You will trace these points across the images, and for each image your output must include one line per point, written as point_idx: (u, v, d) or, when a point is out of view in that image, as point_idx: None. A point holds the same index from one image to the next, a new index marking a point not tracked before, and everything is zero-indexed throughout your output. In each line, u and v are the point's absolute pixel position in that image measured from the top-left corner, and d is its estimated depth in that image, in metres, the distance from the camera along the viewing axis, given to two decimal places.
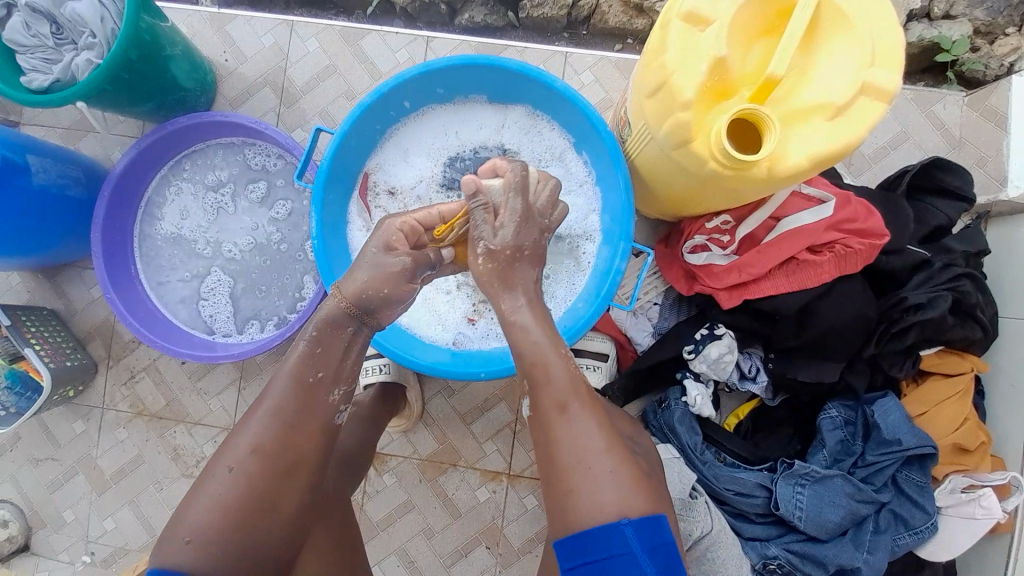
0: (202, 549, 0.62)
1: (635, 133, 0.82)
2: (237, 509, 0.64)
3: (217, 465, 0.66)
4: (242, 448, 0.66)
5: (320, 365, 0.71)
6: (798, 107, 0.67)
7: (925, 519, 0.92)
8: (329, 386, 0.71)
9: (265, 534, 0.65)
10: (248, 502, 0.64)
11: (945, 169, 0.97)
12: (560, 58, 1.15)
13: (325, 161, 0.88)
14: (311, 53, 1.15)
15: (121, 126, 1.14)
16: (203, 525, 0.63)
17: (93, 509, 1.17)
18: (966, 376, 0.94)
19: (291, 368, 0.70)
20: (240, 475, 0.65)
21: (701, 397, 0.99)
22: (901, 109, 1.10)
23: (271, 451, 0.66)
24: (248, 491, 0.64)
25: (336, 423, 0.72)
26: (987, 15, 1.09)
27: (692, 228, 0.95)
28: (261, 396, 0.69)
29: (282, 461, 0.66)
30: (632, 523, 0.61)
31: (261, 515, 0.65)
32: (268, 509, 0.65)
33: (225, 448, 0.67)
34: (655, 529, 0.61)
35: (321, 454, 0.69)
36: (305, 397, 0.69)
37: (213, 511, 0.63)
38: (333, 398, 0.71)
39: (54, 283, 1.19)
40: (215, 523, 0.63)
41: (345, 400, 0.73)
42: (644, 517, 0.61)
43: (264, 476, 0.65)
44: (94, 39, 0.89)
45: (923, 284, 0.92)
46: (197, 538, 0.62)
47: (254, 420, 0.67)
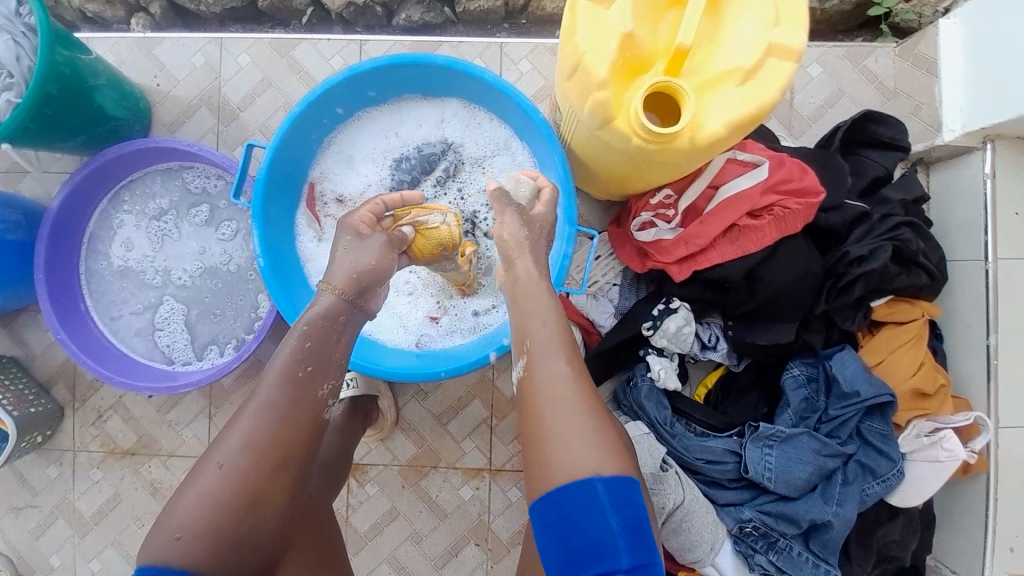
0: (193, 547, 0.60)
1: (565, 116, 0.82)
2: (223, 508, 0.62)
3: (206, 463, 0.64)
4: (234, 444, 0.64)
5: (310, 359, 0.70)
6: (711, 75, 0.67)
7: (890, 466, 0.94)
8: (318, 381, 0.70)
9: (255, 531, 0.63)
10: (233, 502, 0.62)
11: (876, 121, 0.98)
12: (495, 48, 1.13)
13: (261, 172, 0.87)
14: (243, 68, 1.13)
15: (57, 164, 1.12)
16: (194, 523, 0.61)
17: (77, 552, 1.16)
18: (918, 321, 0.96)
19: (279, 368, 0.68)
20: (230, 472, 0.63)
21: (665, 370, 1.01)
22: (837, 65, 1.11)
23: (262, 449, 0.64)
24: (235, 490, 0.63)
25: (325, 418, 0.70)
26: None
27: (638, 206, 0.96)
28: (252, 393, 0.68)
29: (273, 460, 0.65)
30: (597, 476, 0.61)
31: (249, 515, 0.63)
32: (255, 509, 0.63)
33: (216, 445, 0.65)
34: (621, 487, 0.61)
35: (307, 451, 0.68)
36: (293, 393, 0.68)
37: (204, 510, 0.62)
38: (322, 392, 0.70)
39: (9, 330, 1.16)
40: (204, 519, 0.61)
41: (334, 395, 0.72)
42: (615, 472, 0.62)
43: (252, 475, 0.63)
44: (10, 79, 0.88)
45: (863, 238, 0.93)
46: (186, 535, 0.60)
47: (245, 420, 0.66)
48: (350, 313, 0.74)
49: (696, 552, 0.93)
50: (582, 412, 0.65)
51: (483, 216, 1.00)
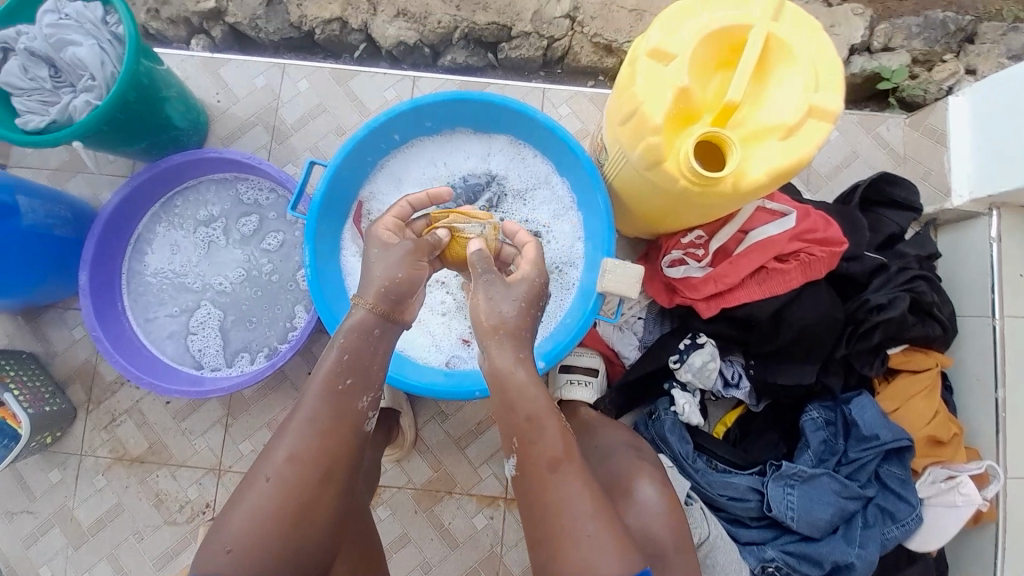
0: (241, 562, 0.60)
1: (612, 157, 0.88)
2: (275, 519, 0.62)
3: (255, 475, 0.64)
4: (283, 453, 0.64)
5: (349, 372, 0.69)
6: (755, 128, 0.75)
7: (910, 511, 0.96)
8: (357, 395, 0.69)
9: (304, 544, 0.63)
10: (286, 514, 0.62)
11: (892, 183, 1.07)
12: (538, 93, 1.23)
13: (318, 193, 0.92)
14: (302, 93, 1.20)
15: (111, 166, 1.16)
16: (243, 536, 0.61)
17: (68, 565, 1.11)
18: (932, 370, 1.01)
19: (323, 376, 0.68)
20: (278, 483, 0.63)
21: (689, 405, 1.03)
22: (849, 131, 1.21)
23: (309, 459, 0.64)
24: (284, 504, 0.62)
25: (367, 430, 0.70)
26: (924, 44, 1.23)
27: (669, 244, 1.01)
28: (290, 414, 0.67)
29: (321, 471, 0.64)
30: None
31: (295, 531, 0.62)
32: (302, 522, 0.63)
33: (261, 460, 0.65)
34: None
35: (352, 465, 0.67)
36: (336, 407, 0.67)
37: (253, 521, 0.61)
38: (361, 405, 0.69)
39: (33, 325, 1.16)
40: (255, 532, 0.61)
41: (373, 408, 0.70)
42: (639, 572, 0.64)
43: (301, 486, 0.63)
44: (93, 82, 0.92)
45: (882, 287, 0.99)
46: (238, 548, 0.60)
47: (289, 433, 0.66)
48: (385, 327, 0.72)
49: None
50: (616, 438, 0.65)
51: None
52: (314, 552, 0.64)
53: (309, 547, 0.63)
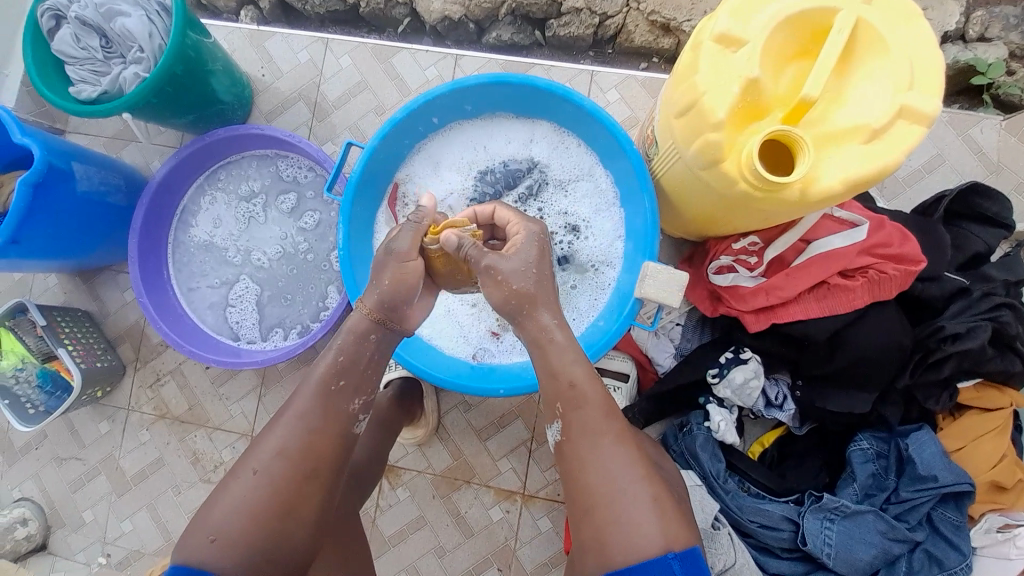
0: (224, 551, 0.61)
1: (663, 151, 0.82)
2: (259, 512, 0.63)
3: (241, 468, 0.66)
4: (272, 448, 0.65)
5: (343, 374, 0.70)
6: (832, 129, 0.66)
7: (960, 560, 0.87)
8: (350, 396, 0.70)
9: (284, 540, 0.63)
10: (275, 507, 0.63)
11: (983, 195, 0.94)
12: (586, 76, 1.15)
13: (354, 173, 0.90)
14: (344, 69, 1.19)
15: (161, 137, 1.19)
16: (231, 524, 0.62)
17: (112, 510, 1.19)
18: (1006, 410, 0.90)
19: (315, 377, 0.70)
20: (265, 477, 0.64)
21: (725, 423, 0.97)
22: (937, 131, 1.08)
23: (295, 456, 0.65)
24: (269, 499, 0.63)
25: (354, 432, 0.71)
26: (1021, 38, 1.07)
27: (717, 249, 0.94)
28: (283, 407, 0.69)
29: (305, 468, 0.65)
30: (681, 557, 0.58)
31: (281, 524, 0.63)
32: (287, 518, 0.64)
33: (249, 452, 0.67)
34: (697, 565, 0.59)
35: (337, 464, 0.68)
36: (323, 407, 0.68)
37: (242, 511, 0.62)
38: (353, 406, 0.71)
39: (89, 285, 1.22)
40: (239, 524, 0.62)
41: (365, 409, 0.72)
42: (693, 549, 0.60)
43: (284, 483, 0.64)
44: (141, 53, 0.94)
45: (960, 313, 0.88)
46: (222, 537, 0.61)
47: (277, 429, 0.67)
48: (382, 332, 0.74)
49: None
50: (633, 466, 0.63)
51: (559, 239, 1.01)
52: (294, 550, 0.64)
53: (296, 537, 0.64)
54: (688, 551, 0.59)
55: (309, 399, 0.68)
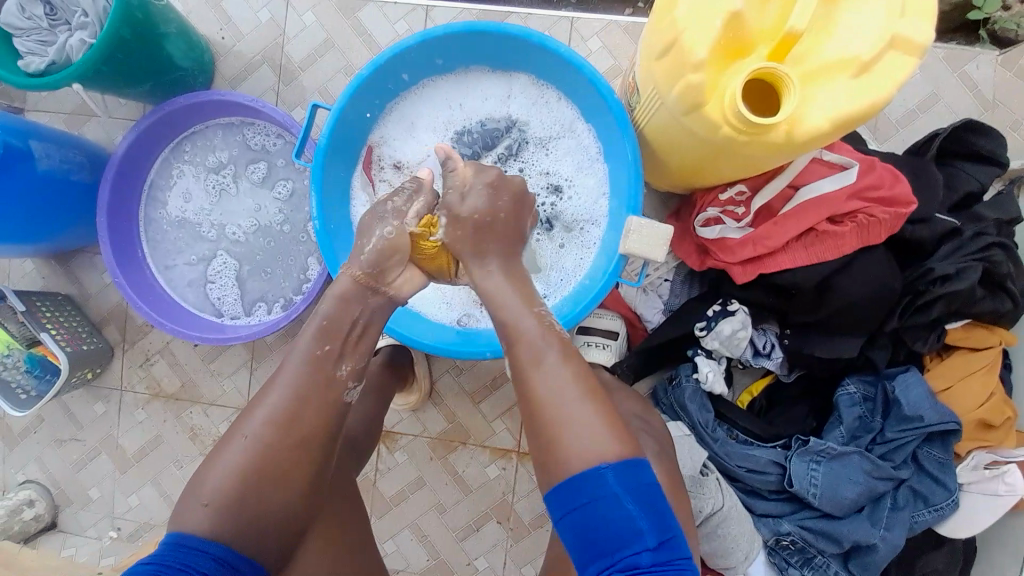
0: (219, 515, 0.62)
1: (645, 99, 0.77)
2: (253, 478, 0.63)
3: (232, 435, 0.66)
4: (269, 410, 0.66)
5: (326, 338, 0.70)
6: (821, 64, 0.62)
7: (945, 496, 0.91)
8: (336, 360, 0.70)
9: (280, 501, 0.65)
10: (263, 478, 0.64)
11: (976, 131, 0.91)
12: (566, 23, 1.08)
13: (323, 136, 0.85)
14: (308, 27, 1.11)
15: (122, 110, 1.13)
16: (221, 491, 0.63)
17: (117, 486, 1.21)
18: (993, 349, 0.91)
19: (301, 348, 0.69)
20: (253, 443, 0.64)
21: (713, 374, 0.97)
22: (934, 66, 1.03)
23: (283, 423, 0.65)
24: (262, 467, 0.64)
25: (344, 401, 0.70)
26: None
27: (705, 201, 0.90)
28: (274, 375, 0.69)
29: (296, 435, 0.65)
30: (616, 468, 0.60)
31: (273, 488, 0.64)
32: (279, 482, 0.64)
33: (240, 420, 0.67)
34: (636, 472, 0.61)
35: (328, 432, 0.68)
36: (303, 380, 0.68)
37: (247, 467, 0.64)
38: (340, 373, 0.70)
39: (66, 268, 1.19)
40: (229, 490, 0.63)
41: (355, 377, 0.71)
42: (631, 457, 0.61)
43: (276, 451, 0.64)
44: (86, 18, 0.88)
45: (952, 254, 0.87)
46: (214, 503, 0.62)
47: (273, 399, 0.66)
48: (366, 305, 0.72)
49: (731, 559, 0.93)
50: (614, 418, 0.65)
51: (542, 200, 0.98)
52: (286, 510, 0.65)
53: (281, 507, 0.65)
54: (622, 460, 0.61)
55: (293, 379, 0.67)
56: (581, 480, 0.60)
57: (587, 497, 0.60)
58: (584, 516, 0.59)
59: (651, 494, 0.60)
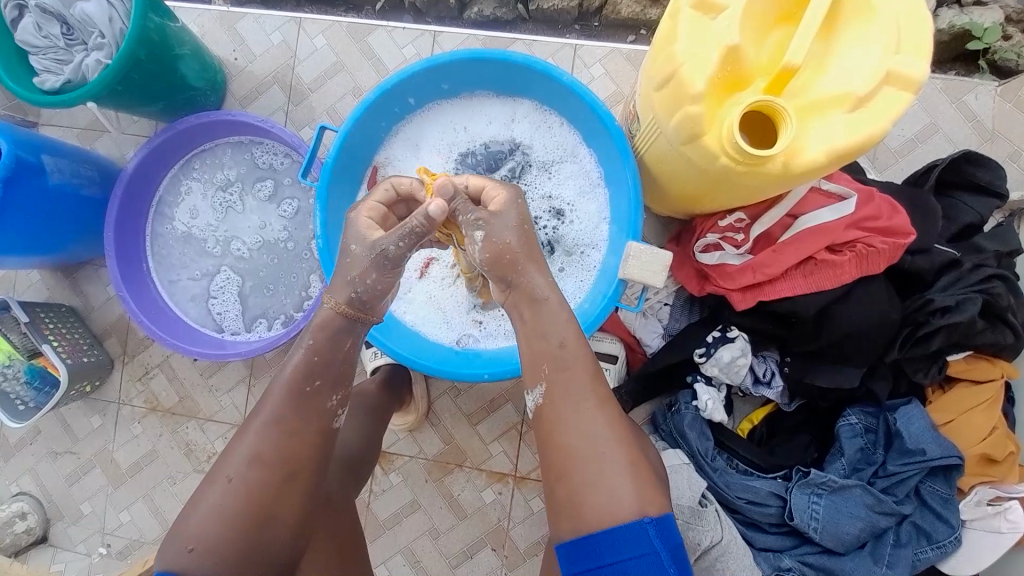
0: (206, 554, 0.61)
1: (645, 127, 0.79)
2: (240, 513, 0.63)
3: (215, 476, 0.66)
4: (253, 441, 0.65)
5: (309, 354, 0.69)
6: (817, 98, 0.63)
7: (948, 533, 0.89)
8: (326, 395, 0.69)
9: (268, 537, 0.64)
10: (254, 503, 0.63)
11: (975, 163, 0.92)
12: (569, 50, 1.11)
13: (329, 157, 0.87)
14: (318, 50, 1.14)
15: (134, 127, 1.16)
16: (207, 534, 0.62)
17: (109, 502, 1.20)
18: (996, 382, 0.90)
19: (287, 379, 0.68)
20: (244, 475, 0.64)
21: (713, 402, 0.96)
22: (931, 98, 1.04)
23: (268, 460, 0.65)
24: (250, 491, 0.63)
25: (333, 428, 0.70)
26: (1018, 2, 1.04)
27: (704, 227, 0.91)
28: (255, 413, 0.68)
29: (283, 471, 0.65)
30: (654, 523, 0.61)
31: (262, 520, 0.64)
32: (268, 515, 0.64)
33: (223, 461, 0.66)
34: (670, 531, 0.61)
35: (317, 462, 0.68)
36: (301, 400, 0.67)
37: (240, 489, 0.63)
38: (330, 403, 0.69)
39: (72, 280, 1.21)
40: (215, 531, 0.62)
41: (344, 405, 0.71)
42: (663, 515, 0.62)
43: (266, 476, 0.64)
44: (103, 40, 0.90)
45: (951, 286, 0.87)
46: (199, 547, 0.62)
47: (268, 420, 0.66)
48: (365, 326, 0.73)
49: None
50: (612, 448, 0.64)
51: (543, 222, 0.98)
52: (277, 543, 0.65)
53: (272, 548, 0.64)
54: (657, 519, 0.61)
55: (288, 399, 0.67)
56: (611, 533, 0.61)
57: (620, 551, 0.60)
58: (599, 542, 0.61)
59: (679, 556, 0.61)
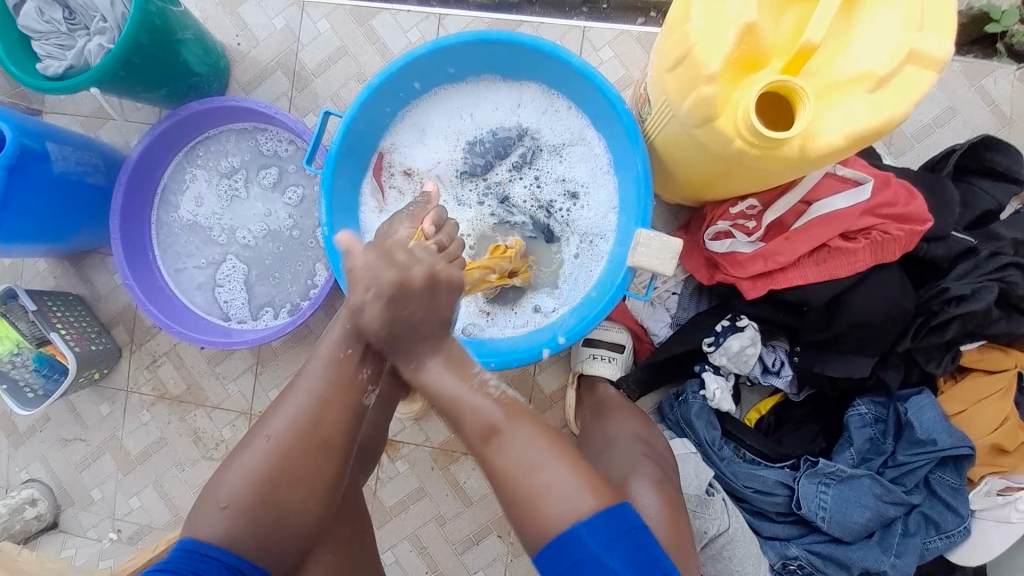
0: (235, 520, 0.62)
1: (656, 111, 0.77)
2: (244, 494, 0.62)
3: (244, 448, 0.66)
4: (282, 421, 0.64)
5: None
6: (836, 78, 0.62)
7: (957, 522, 0.88)
8: (357, 365, 0.65)
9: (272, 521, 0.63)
10: (263, 491, 0.63)
11: (992, 148, 0.90)
12: (577, 34, 1.08)
13: (334, 143, 0.85)
14: (322, 34, 1.12)
15: (137, 114, 1.15)
16: (239, 495, 0.63)
17: (119, 488, 1.21)
18: (1010, 373, 0.88)
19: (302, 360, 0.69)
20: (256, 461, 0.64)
21: (721, 391, 0.95)
22: (949, 82, 1.02)
23: (291, 439, 0.63)
24: (258, 477, 0.63)
25: (364, 407, 0.67)
26: None
27: (715, 214, 0.90)
28: (292, 382, 0.67)
29: (296, 456, 0.64)
30: (589, 523, 0.58)
31: (259, 508, 0.62)
32: (285, 494, 0.64)
33: (258, 426, 0.66)
34: (621, 517, 0.60)
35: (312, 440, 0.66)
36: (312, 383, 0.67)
37: (252, 479, 0.63)
38: (361, 377, 0.66)
39: (78, 268, 1.20)
40: (237, 498, 0.62)
41: (374, 381, 0.67)
42: (612, 503, 0.60)
43: (279, 464, 0.63)
44: (105, 24, 0.90)
45: (968, 274, 0.85)
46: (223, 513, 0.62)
47: (280, 407, 0.65)
48: None
49: None
50: None
51: (557, 208, 0.97)
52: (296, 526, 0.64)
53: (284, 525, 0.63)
54: (600, 514, 0.58)
55: (301, 387, 0.67)
56: (563, 544, 0.58)
57: (583, 555, 0.57)
58: (563, 558, 0.58)
59: (635, 537, 0.59)
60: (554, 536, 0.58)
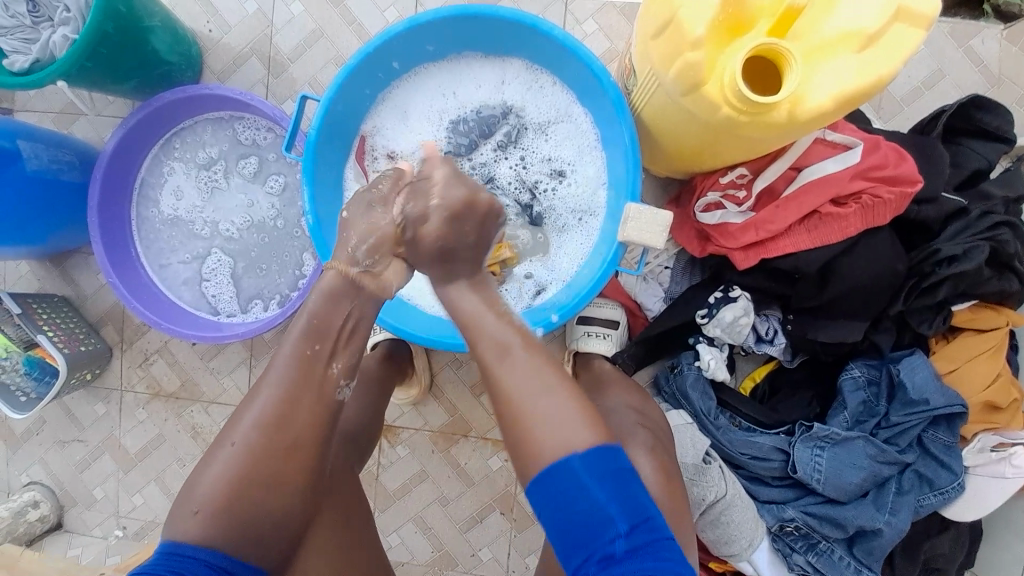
0: (205, 524, 0.61)
1: (642, 81, 0.75)
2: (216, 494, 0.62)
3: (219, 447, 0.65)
4: (249, 422, 0.64)
5: (315, 341, 0.69)
6: (825, 38, 0.60)
7: (950, 479, 0.90)
8: (326, 359, 0.69)
9: (262, 515, 0.63)
10: (254, 483, 0.63)
11: (982, 107, 0.89)
12: (560, 5, 1.05)
13: (312, 130, 0.82)
14: (296, 17, 1.08)
15: (110, 107, 1.11)
16: (208, 500, 0.62)
17: (121, 486, 1.21)
18: (1002, 331, 0.89)
19: (288, 351, 0.68)
20: (241, 452, 0.63)
21: (715, 361, 0.96)
22: (939, 39, 1.00)
23: (277, 424, 0.64)
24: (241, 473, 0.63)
25: (339, 400, 0.70)
26: None
27: (706, 184, 0.89)
28: (264, 374, 0.68)
29: (286, 446, 0.64)
30: (583, 455, 0.58)
31: (243, 504, 0.62)
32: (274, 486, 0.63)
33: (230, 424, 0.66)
34: (610, 456, 0.59)
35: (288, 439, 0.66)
36: (300, 373, 0.67)
37: (230, 479, 0.62)
38: (333, 371, 0.69)
39: (62, 270, 1.18)
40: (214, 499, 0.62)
41: (346, 375, 0.70)
42: (600, 446, 0.59)
43: (265, 455, 0.63)
44: (68, 14, 0.86)
45: (957, 236, 0.86)
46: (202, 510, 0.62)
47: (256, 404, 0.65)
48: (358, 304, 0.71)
49: (734, 546, 0.93)
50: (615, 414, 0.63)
51: (544, 187, 0.96)
52: (275, 522, 0.64)
53: (266, 521, 0.63)
54: (592, 450, 0.58)
55: (290, 378, 0.66)
56: (552, 472, 0.58)
57: (572, 491, 0.57)
58: (552, 493, 0.58)
59: (623, 477, 0.58)
60: (540, 474, 0.59)
